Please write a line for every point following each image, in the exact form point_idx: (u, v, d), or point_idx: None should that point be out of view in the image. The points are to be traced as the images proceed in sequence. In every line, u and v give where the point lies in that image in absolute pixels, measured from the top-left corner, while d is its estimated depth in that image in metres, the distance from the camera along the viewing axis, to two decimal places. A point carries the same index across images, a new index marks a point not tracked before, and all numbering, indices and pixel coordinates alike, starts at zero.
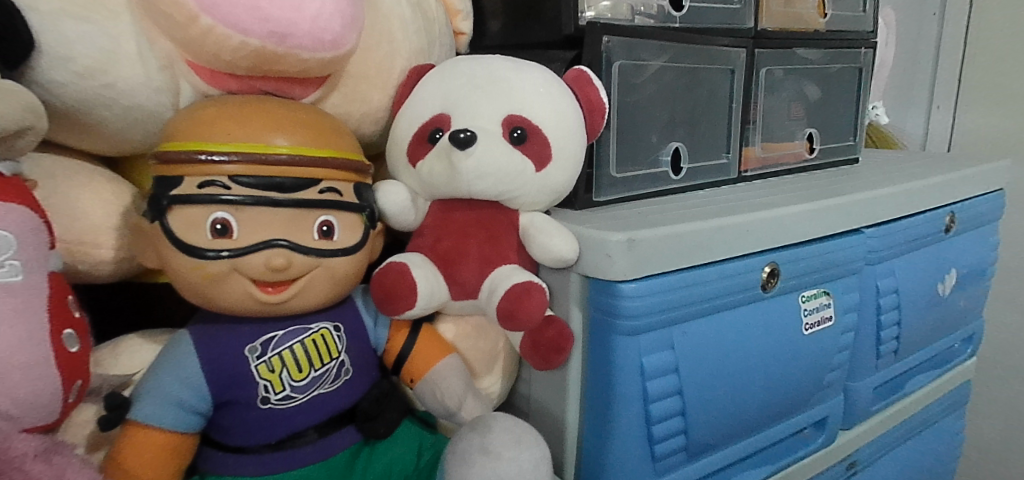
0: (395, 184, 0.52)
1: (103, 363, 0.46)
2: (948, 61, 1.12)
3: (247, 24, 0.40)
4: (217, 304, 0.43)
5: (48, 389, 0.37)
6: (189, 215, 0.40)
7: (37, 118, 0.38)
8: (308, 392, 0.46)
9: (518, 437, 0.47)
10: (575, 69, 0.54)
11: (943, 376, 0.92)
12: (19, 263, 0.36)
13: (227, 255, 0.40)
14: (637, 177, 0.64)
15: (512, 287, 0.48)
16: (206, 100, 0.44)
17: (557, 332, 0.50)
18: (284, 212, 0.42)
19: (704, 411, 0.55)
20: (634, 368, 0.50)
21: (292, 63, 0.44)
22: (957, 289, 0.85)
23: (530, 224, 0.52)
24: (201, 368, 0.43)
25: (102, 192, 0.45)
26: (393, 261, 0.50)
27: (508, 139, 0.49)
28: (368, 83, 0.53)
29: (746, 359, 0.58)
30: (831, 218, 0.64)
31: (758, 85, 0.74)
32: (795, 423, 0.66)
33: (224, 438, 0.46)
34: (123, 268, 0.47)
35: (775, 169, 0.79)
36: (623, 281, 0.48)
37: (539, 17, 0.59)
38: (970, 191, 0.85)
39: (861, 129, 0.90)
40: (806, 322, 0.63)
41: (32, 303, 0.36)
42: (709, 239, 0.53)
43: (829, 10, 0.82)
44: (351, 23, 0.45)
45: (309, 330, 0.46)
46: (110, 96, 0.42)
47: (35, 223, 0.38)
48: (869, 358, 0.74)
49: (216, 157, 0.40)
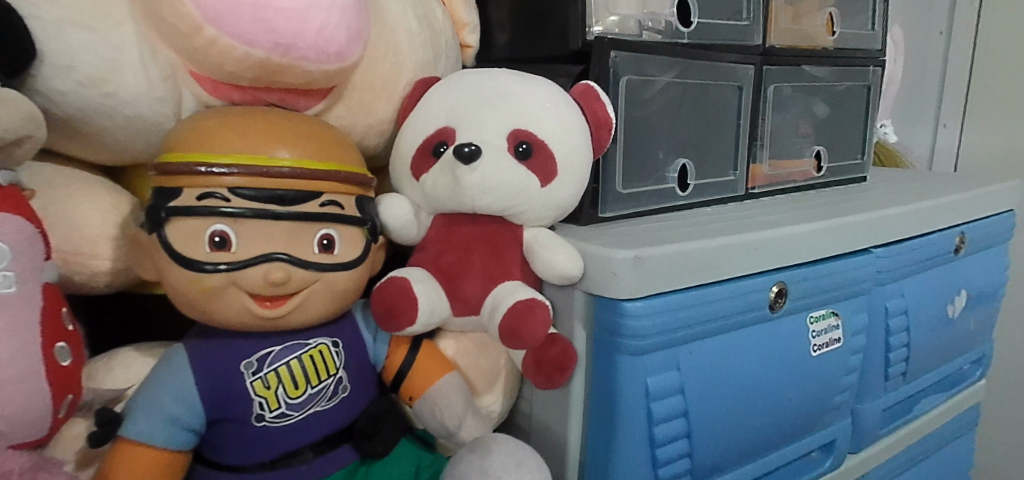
0: (397, 198, 0.52)
1: (96, 377, 0.45)
2: (955, 79, 1.12)
3: (253, 36, 0.40)
4: (215, 319, 0.42)
5: (38, 404, 0.36)
6: (187, 227, 0.40)
7: (36, 126, 0.37)
8: (305, 409, 0.45)
9: (519, 460, 0.45)
10: (582, 84, 0.53)
11: (953, 399, 0.90)
12: (12, 274, 0.35)
13: (224, 269, 0.40)
14: (644, 193, 0.63)
15: (514, 304, 0.47)
16: (208, 111, 0.43)
17: (560, 351, 0.49)
18: (285, 225, 0.41)
19: (710, 433, 0.54)
20: (639, 389, 0.49)
21: (296, 75, 0.43)
22: (966, 312, 0.84)
23: (534, 239, 0.51)
24: (195, 384, 0.42)
25: (101, 201, 0.44)
26: (394, 275, 0.49)
27: (513, 154, 0.48)
28: (373, 95, 0.52)
29: (753, 381, 0.56)
30: (840, 237, 0.63)
31: (766, 102, 0.74)
32: (802, 447, 0.65)
33: (218, 457, 0.45)
34: (120, 280, 0.46)
35: (783, 186, 0.78)
36: (629, 300, 0.47)
37: (546, 30, 0.59)
38: (981, 211, 0.84)
39: (869, 148, 0.89)
40: (814, 343, 0.61)
41: (24, 315, 0.35)
42: (716, 257, 0.52)
43: (837, 28, 0.82)
44: (357, 35, 0.44)
45: (307, 345, 0.45)
46: (111, 105, 0.42)
47: (30, 233, 0.37)
48: (878, 379, 0.73)
49: (217, 169, 0.39)
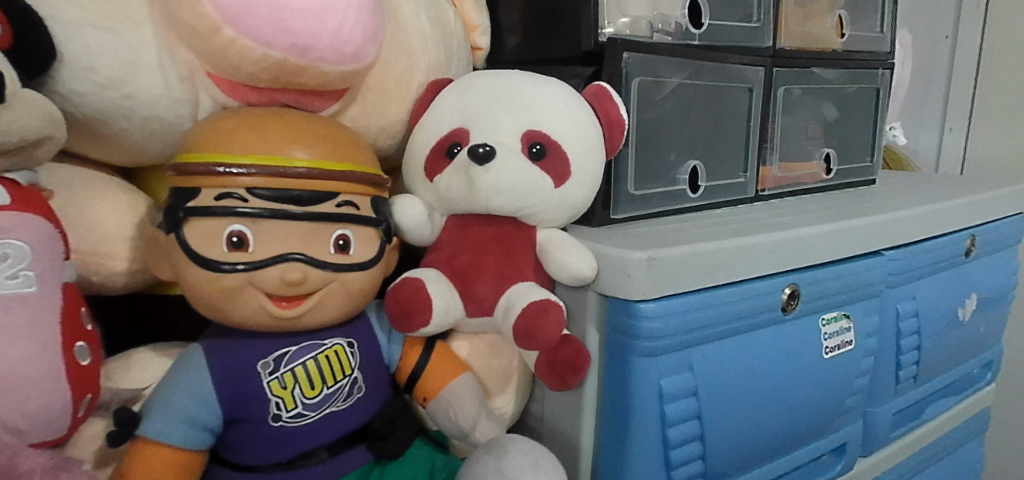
0: (411, 199, 0.52)
1: (114, 377, 0.45)
2: (961, 82, 1.12)
3: (270, 37, 0.40)
4: (232, 318, 0.42)
5: (58, 404, 0.36)
6: (205, 227, 0.40)
7: (56, 127, 0.37)
8: (320, 409, 0.45)
9: (535, 460, 0.45)
10: (594, 85, 0.54)
11: (963, 402, 0.90)
12: (33, 274, 0.35)
13: (242, 269, 0.40)
14: (655, 195, 0.63)
15: (529, 304, 0.47)
16: (225, 112, 0.44)
17: (573, 352, 0.49)
18: (301, 225, 0.41)
19: (722, 435, 0.54)
20: (652, 391, 0.49)
21: (313, 75, 0.43)
22: (977, 315, 0.83)
23: (547, 240, 0.51)
24: (212, 384, 0.42)
25: (118, 202, 0.44)
26: (408, 276, 0.49)
27: (527, 155, 0.49)
28: (386, 96, 0.52)
29: (766, 384, 0.56)
30: (852, 239, 0.63)
31: (776, 105, 0.74)
32: (813, 450, 0.65)
33: (234, 457, 0.45)
34: (136, 280, 0.46)
35: (792, 188, 0.78)
36: (643, 301, 0.47)
37: (558, 32, 0.59)
38: (991, 213, 0.83)
39: (878, 150, 0.89)
40: (827, 345, 0.61)
41: (44, 314, 0.35)
42: (729, 259, 0.52)
43: (846, 30, 0.82)
44: (372, 36, 0.44)
45: (322, 346, 0.45)
46: (130, 106, 0.42)
47: (50, 234, 0.37)
48: (889, 382, 0.73)
49: (234, 169, 0.39)
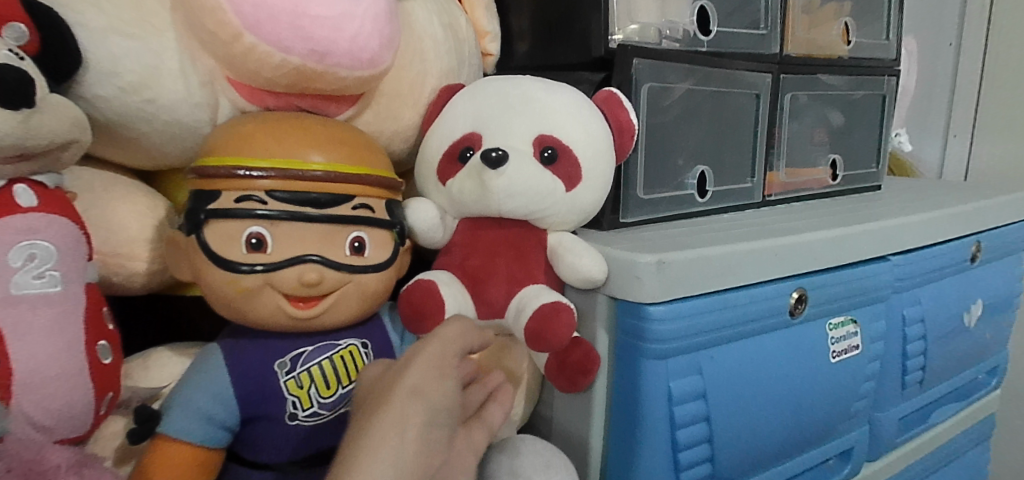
0: (424, 202, 0.52)
1: (133, 375, 0.46)
2: (966, 90, 1.12)
3: (290, 43, 0.41)
4: (249, 319, 0.43)
5: (81, 401, 0.36)
6: (224, 229, 0.41)
7: (82, 131, 0.38)
8: (336, 408, 0.46)
9: (547, 461, 0.46)
10: (604, 91, 0.54)
11: (968, 408, 0.90)
12: (59, 274, 0.36)
13: (261, 269, 0.41)
14: (663, 199, 0.64)
15: (540, 307, 0.48)
16: (243, 117, 0.45)
17: (583, 354, 0.50)
18: (318, 227, 0.42)
19: (730, 437, 0.54)
20: (662, 392, 0.49)
21: (330, 81, 0.44)
22: (982, 321, 0.84)
23: (558, 243, 0.52)
24: (230, 383, 0.43)
25: (139, 204, 0.45)
26: (421, 278, 0.50)
27: (538, 159, 0.49)
28: (400, 101, 0.53)
29: (773, 386, 0.57)
30: (858, 244, 0.63)
31: (783, 111, 0.74)
32: (820, 454, 0.65)
33: (251, 455, 0.46)
34: (155, 281, 0.47)
35: (799, 194, 0.79)
36: (653, 304, 0.48)
37: (568, 38, 0.60)
38: (997, 219, 0.84)
39: (883, 156, 0.90)
40: (833, 349, 0.62)
41: (68, 314, 0.36)
42: (738, 263, 0.52)
43: (852, 37, 0.83)
44: (388, 43, 0.45)
45: (337, 346, 0.46)
46: (151, 111, 0.43)
47: (75, 234, 0.38)
48: (895, 387, 0.73)
49: (253, 172, 0.40)
